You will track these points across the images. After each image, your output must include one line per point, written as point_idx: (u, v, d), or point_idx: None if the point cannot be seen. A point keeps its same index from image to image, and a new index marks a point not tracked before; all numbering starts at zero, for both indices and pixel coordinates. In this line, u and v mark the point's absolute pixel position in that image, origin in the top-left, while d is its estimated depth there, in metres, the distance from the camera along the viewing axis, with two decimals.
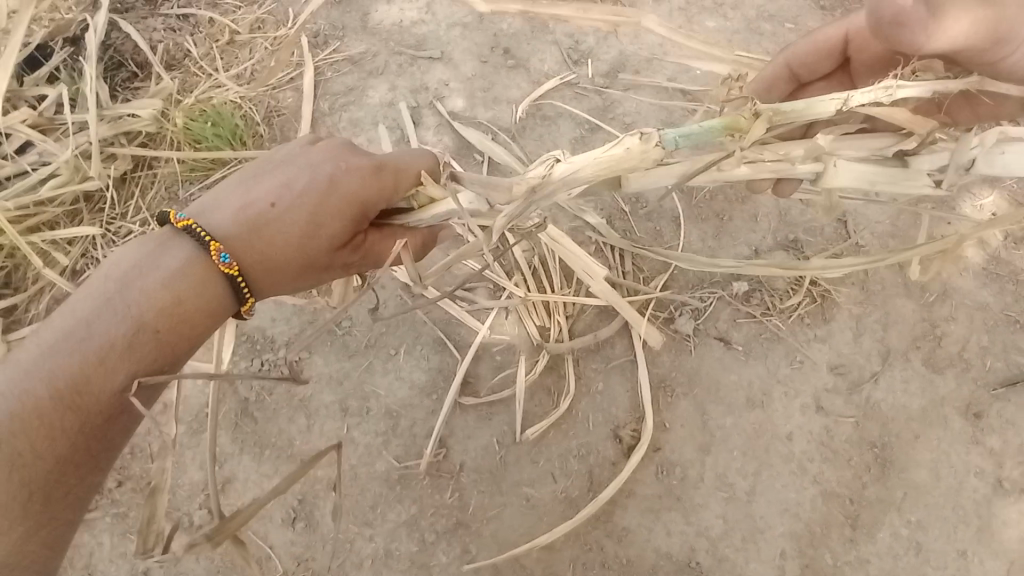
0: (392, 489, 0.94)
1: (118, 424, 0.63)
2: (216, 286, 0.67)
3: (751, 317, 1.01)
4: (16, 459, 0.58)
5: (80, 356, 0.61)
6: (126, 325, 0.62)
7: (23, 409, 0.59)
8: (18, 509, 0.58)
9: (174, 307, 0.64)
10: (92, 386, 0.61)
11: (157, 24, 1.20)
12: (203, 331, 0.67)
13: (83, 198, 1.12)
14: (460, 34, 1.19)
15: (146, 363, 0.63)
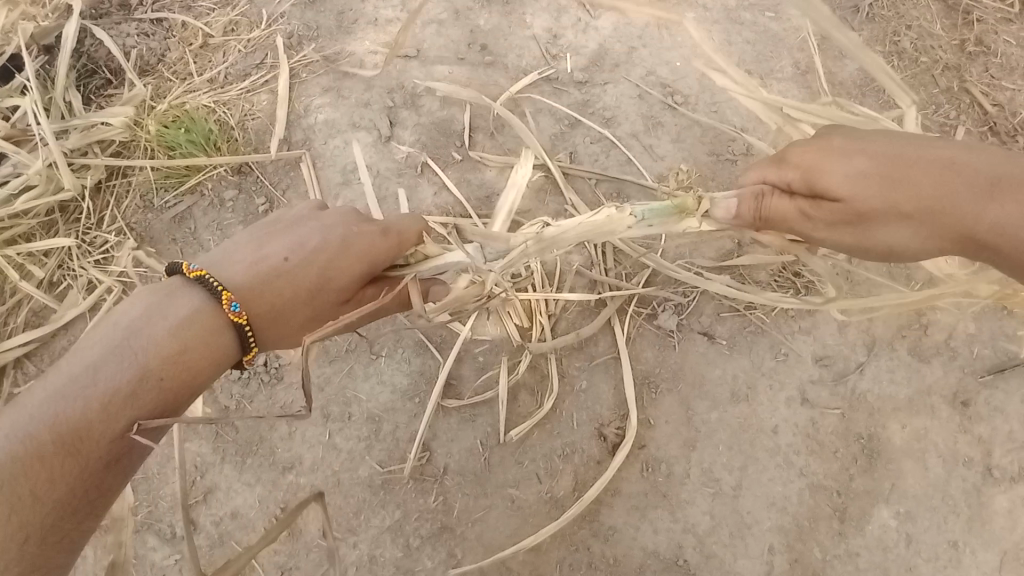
0: (376, 495, 0.94)
1: (120, 470, 0.63)
2: (223, 334, 0.68)
3: (734, 311, 1.00)
4: (15, 501, 0.57)
5: (87, 402, 0.60)
6: (133, 373, 0.62)
7: (27, 453, 0.58)
8: (14, 550, 0.57)
9: (181, 355, 0.64)
10: (97, 433, 0.60)
11: (131, 29, 1.18)
12: (207, 378, 0.67)
13: (58, 208, 1.10)
14: (437, 31, 1.18)
15: (152, 411, 0.63)
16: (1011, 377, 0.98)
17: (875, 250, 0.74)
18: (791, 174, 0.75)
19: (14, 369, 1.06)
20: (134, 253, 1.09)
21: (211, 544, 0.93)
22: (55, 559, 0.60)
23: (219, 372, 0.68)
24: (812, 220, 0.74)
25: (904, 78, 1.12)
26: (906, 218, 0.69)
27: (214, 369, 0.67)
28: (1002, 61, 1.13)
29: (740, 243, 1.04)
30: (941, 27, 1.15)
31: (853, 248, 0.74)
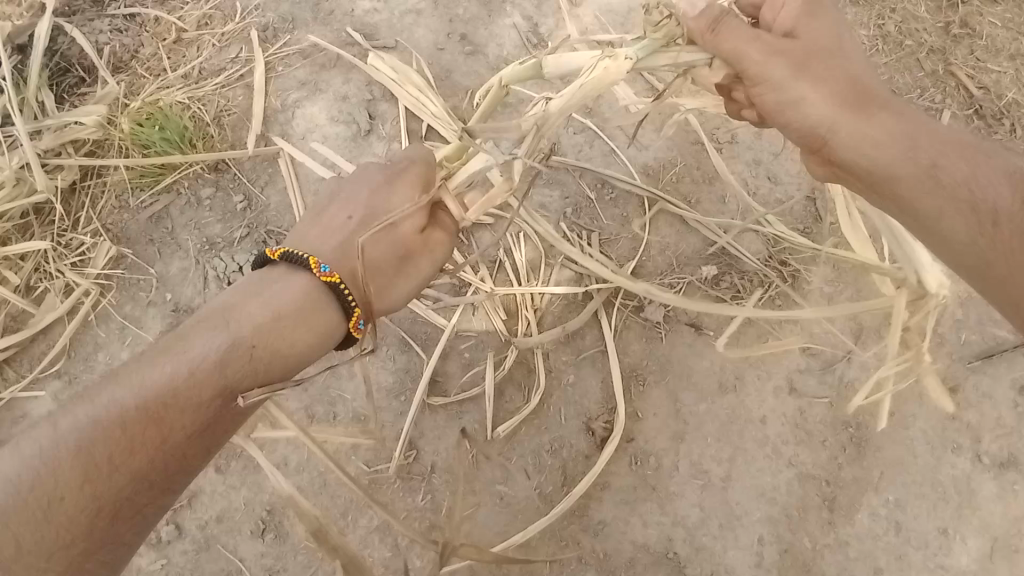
0: (363, 495, 0.93)
1: (202, 446, 0.64)
2: (320, 302, 0.71)
3: (721, 301, 1.02)
4: (91, 470, 0.59)
5: (177, 371, 0.64)
6: (225, 344, 0.67)
7: (113, 419, 0.61)
8: (84, 522, 0.58)
9: (271, 324, 0.68)
10: (181, 401, 0.63)
11: (103, 25, 1.15)
12: (305, 351, 0.70)
13: (33, 211, 1.07)
14: (415, 21, 1.15)
15: (241, 379, 0.66)
16: (998, 363, 0.98)
17: (801, 101, 0.73)
18: (780, 15, 0.77)
19: None
20: (110, 255, 1.06)
21: (197, 548, 0.92)
22: (123, 536, 0.61)
23: (317, 344, 0.70)
24: (771, 47, 0.74)
25: (890, 61, 1.11)
26: (842, 84, 0.73)
27: (312, 337, 0.70)
28: (987, 43, 1.12)
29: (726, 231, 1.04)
30: (926, 9, 1.13)
31: (785, 90, 0.73)
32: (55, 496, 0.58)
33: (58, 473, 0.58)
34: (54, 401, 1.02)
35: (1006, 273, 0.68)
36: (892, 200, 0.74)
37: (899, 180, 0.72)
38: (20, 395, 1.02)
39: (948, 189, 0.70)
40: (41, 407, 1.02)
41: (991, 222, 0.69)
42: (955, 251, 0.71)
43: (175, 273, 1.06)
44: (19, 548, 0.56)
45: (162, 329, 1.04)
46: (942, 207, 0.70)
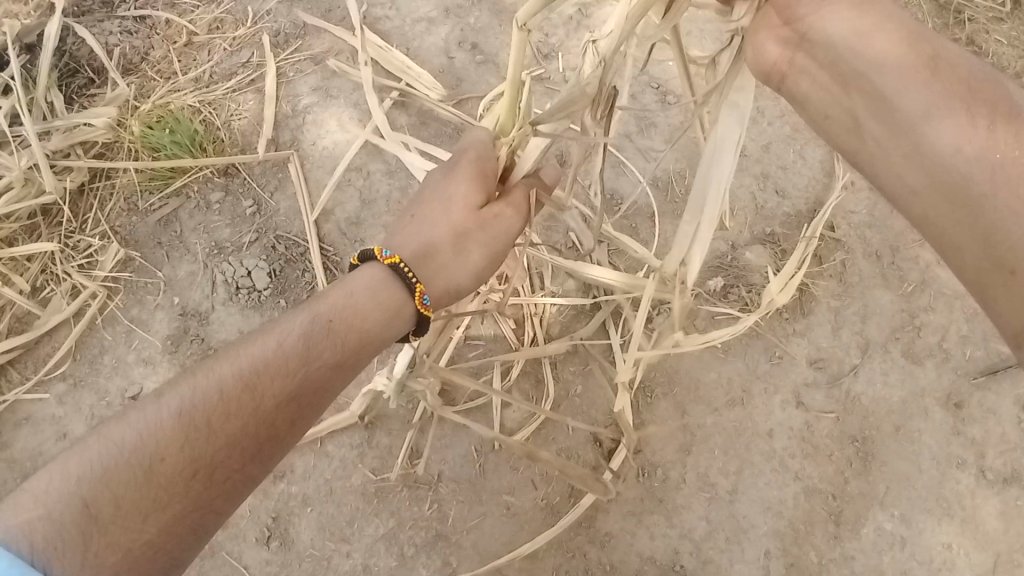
0: (369, 503, 0.92)
1: (287, 419, 0.66)
2: (389, 282, 0.75)
3: (730, 315, 1.02)
4: (191, 433, 0.61)
5: (267, 346, 0.67)
6: (309, 321, 0.69)
7: (210, 389, 0.63)
8: (182, 485, 0.59)
9: (348, 302, 0.72)
10: (270, 373, 0.65)
11: (113, 27, 1.15)
12: (381, 328, 0.73)
13: (40, 212, 1.07)
14: (427, 29, 1.16)
15: (325, 351, 0.68)
16: (1003, 379, 0.98)
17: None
18: None
19: None
20: (118, 258, 1.06)
21: (202, 554, 0.91)
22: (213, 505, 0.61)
23: (389, 323, 0.73)
24: None
25: None
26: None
27: (386, 315, 0.73)
28: (992, 62, 1.14)
29: (734, 243, 1.04)
30: (933, 26, 1.15)
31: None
32: (153, 459, 0.59)
33: (158, 437, 0.59)
34: (58, 404, 1.01)
35: (987, 189, 0.58)
36: (867, 92, 0.66)
37: (883, 68, 0.65)
38: (24, 396, 1.01)
39: (939, 87, 0.62)
40: (45, 409, 1.01)
41: (983, 125, 0.60)
42: (924, 162, 0.62)
43: (183, 277, 1.05)
44: (116, 510, 0.56)
45: (168, 332, 1.03)
46: (928, 104, 0.62)
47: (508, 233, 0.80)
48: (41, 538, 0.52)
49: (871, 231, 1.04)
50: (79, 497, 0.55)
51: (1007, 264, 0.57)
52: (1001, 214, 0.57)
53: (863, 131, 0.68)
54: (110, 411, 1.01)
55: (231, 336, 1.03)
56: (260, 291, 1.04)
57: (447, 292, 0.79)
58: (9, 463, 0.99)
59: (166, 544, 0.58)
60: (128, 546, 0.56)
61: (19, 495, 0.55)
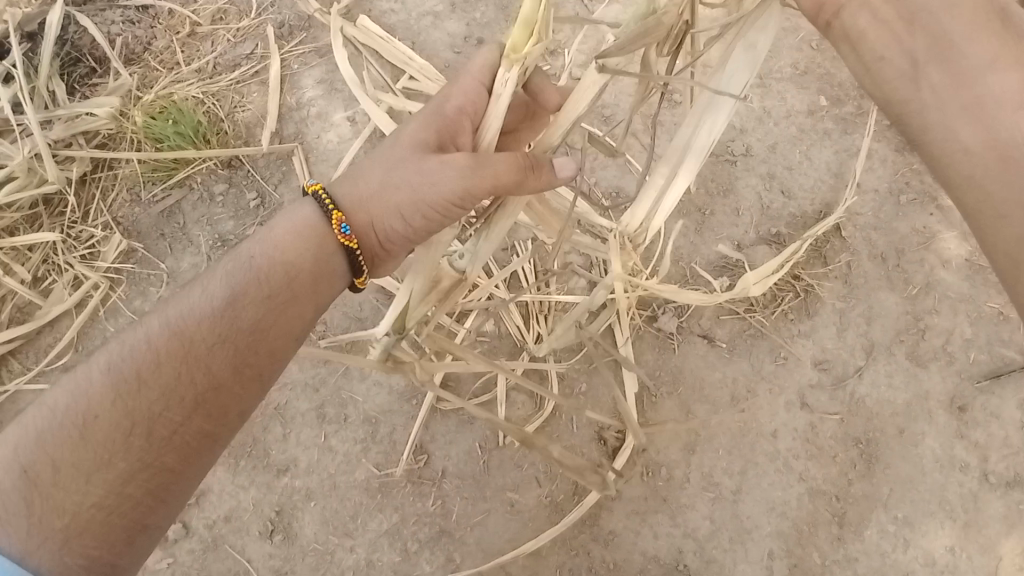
0: (373, 499, 0.92)
1: (225, 363, 0.64)
2: (307, 212, 0.70)
3: (735, 314, 1.00)
4: (121, 388, 0.61)
5: (194, 299, 0.67)
6: (232, 267, 0.68)
7: (137, 344, 0.64)
8: (121, 441, 0.60)
9: (267, 240, 0.69)
10: (199, 323, 0.65)
11: (116, 16, 1.14)
12: (308, 259, 0.68)
13: (41, 201, 1.06)
14: (433, 23, 1.15)
15: (248, 292, 0.66)
16: (1007, 383, 0.98)
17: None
18: None
19: None
20: (121, 249, 1.05)
21: (204, 548, 0.91)
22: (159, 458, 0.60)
23: (315, 252, 0.68)
24: None
25: None
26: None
27: (310, 246, 0.69)
28: None
29: (740, 244, 1.04)
30: None
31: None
32: (88, 417, 0.60)
33: (89, 397, 0.61)
34: None
35: None
36: (934, 38, 0.62)
37: (956, 10, 0.61)
38: (25, 388, 1.01)
39: (1004, 46, 0.60)
40: (46, 401, 1.00)
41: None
42: (988, 120, 0.59)
43: (186, 269, 1.05)
44: (55, 473, 0.58)
45: None
46: (991, 61, 0.60)
47: (449, 181, 0.66)
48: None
49: (876, 233, 1.04)
50: (18, 465, 0.58)
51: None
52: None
53: (921, 79, 0.63)
54: None
55: None
56: None
57: (372, 231, 0.70)
58: None
59: (117, 503, 0.59)
60: (77, 508, 0.58)
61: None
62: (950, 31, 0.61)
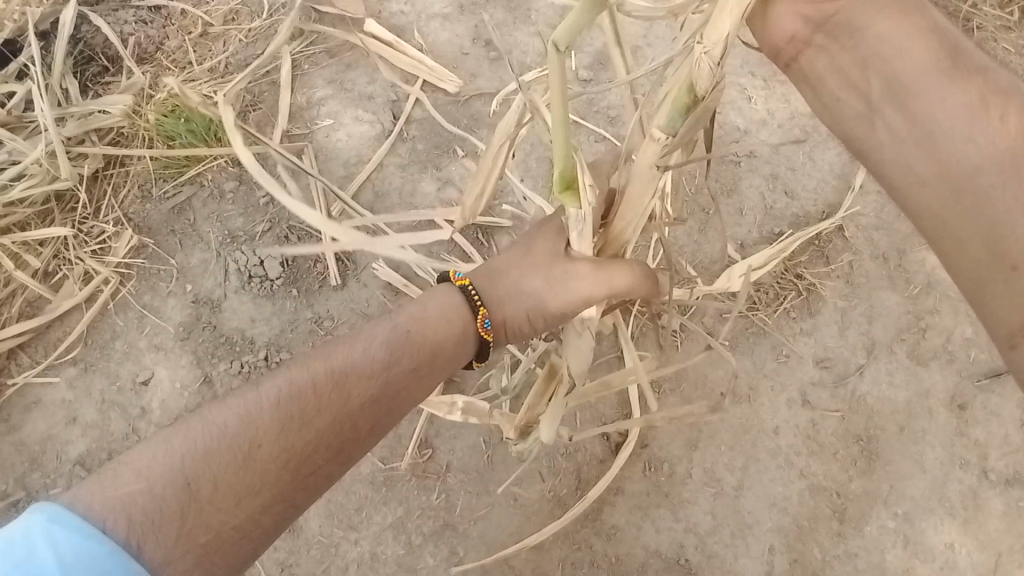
0: (378, 492, 0.93)
1: (369, 421, 0.64)
2: (455, 298, 0.74)
3: (737, 312, 1.01)
4: (286, 422, 0.59)
5: (354, 349, 0.66)
6: (391, 331, 0.68)
7: (303, 382, 0.62)
8: (274, 474, 0.57)
9: (421, 312, 0.71)
10: (357, 373, 0.64)
11: (129, 16, 1.15)
12: (453, 338, 0.72)
13: (54, 197, 1.07)
14: (441, 25, 1.17)
15: (404, 359, 0.67)
16: (1007, 382, 0.99)
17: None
18: None
19: (7, 360, 1.03)
20: (132, 244, 1.06)
21: None
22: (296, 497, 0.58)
23: (461, 336, 0.72)
24: None
25: None
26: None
27: (457, 330, 0.72)
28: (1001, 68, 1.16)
29: (743, 243, 1.06)
30: None
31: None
32: (251, 445, 0.57)
33: (258, 424, 0.58)
34: (68, 388, 1.02)
35: (997, 180, 0.60)
36: (888, 80, 0.68)
37: (911, 54, 0.66)
38: (33, 380, 1.02)
39: (954, 84, 0.64)
40: (54, 393, 1.02)
41: (995, 121, 0.61)
42: (935, 153, 0.64)
43: (196, 265, 1.06)
44: (214, 490, 0.54)
45: (180, 319, 1.04)
46: (940, 98, 0.64)
47: (582, 291, 0.70)
48: (137, 514, 0.51)
49: (878, 233, 1.05)
50: (179, 475, 0.54)
51: (1007, 259, 0.58)
52: (1009, 206, 0.59)
53: (877, 118, 0.69)
54: (120, 396, 1.01)
55: (243, 324, 1.04)
56: (273, 280, 1.05)
57: (506, 328, 0.75)
58: (18, 446, 0.99)
59: (253, 532, 0.56)
60: (217, 529, 0.54)
61: (119, 468, 0.54)
62: (902, 73, 0.67)
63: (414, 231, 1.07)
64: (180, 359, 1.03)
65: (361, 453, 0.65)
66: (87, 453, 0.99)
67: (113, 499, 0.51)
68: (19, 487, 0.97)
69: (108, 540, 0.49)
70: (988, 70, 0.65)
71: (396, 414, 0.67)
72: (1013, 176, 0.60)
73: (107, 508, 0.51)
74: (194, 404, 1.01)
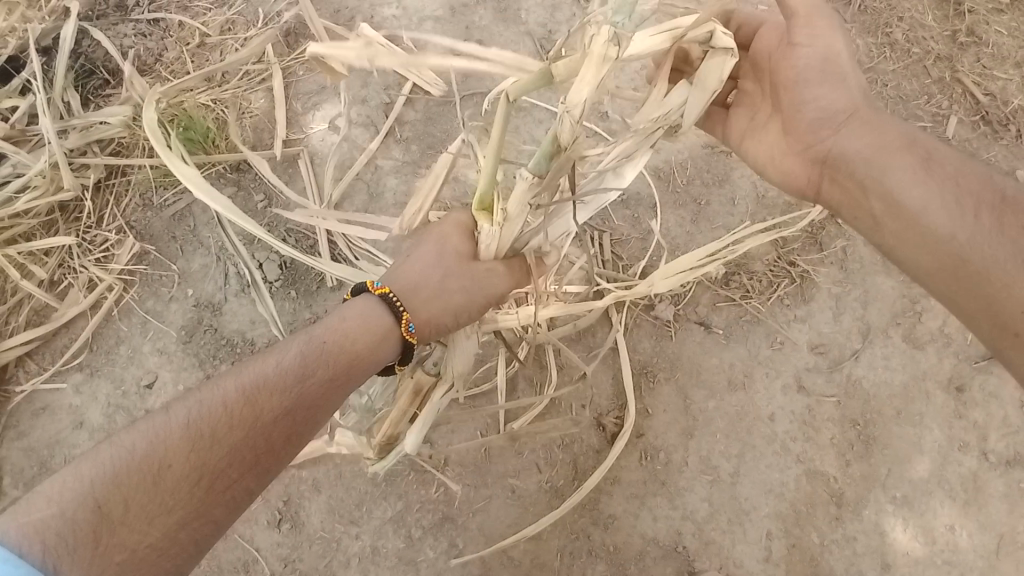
0: (377, 487, 0.94)
1: (284, 432, 0.64)
2: (375, 308, 0.73)
3: (731, 301, 1.01)
4: (195, 441, 0.60)
5: (267, 365, 0.66)
6: (304, 344, 0.69)
7: (213, 403, 0.63)
8: (186, 491, 0.58)
9: (337, 325, 0.71)
10: (269, 389, 0.65)
11: (128, 30, 1.18)
12: (372, 346, 0.71)
13: (58, 208, 1.10)
14: (432, 28, 1.18)
15: (319, 372, 0.67)
16: None
17: (829, 77, 0.73)
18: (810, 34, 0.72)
19: (16, 368, 1.05)
20: (134, 251, 1.09)
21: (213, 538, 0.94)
22: (212, 512, 0.59)
23: (381, 341, 0.72)
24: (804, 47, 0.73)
25: (897, 68, 1.15)
26: (862, 88, 0.75)
27: (374, 338, 0.71)
28: (994, 51, 1.16)
29: (735, 232, 1.06)
30: (934, 17, 1.17)
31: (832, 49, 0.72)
32: (161, 465, 0.58)
33: (167, 444, 0.59)
34: (75, 393, 1.04)
35: (987, 265, 0.64)
36: (883, 197, 0.70)
37: (894, 171, 0.70)
38: (41, 386, 1.04)
39: (938, 187, 0.68)
40: (62, 398, 1.04)
41: (973, 214, 0.66)
42: (932, 247, 0.67)
43: (196, 270, 1.08)
44: (126, 511, 0.55)
45: (182, 323, 1.06)
46: (928, 202, 0.68)
47: (500, 287, 0.78)
48: (52, 537, 0.52)
49: None
50: (90, 498, 0.54)
51: (1010, 327, 0.62)
52: (999, 286, 0.63)
53: (882, 227, 0.72)
54: (125, 399, 1.04)
55: (244, 326, 1.06)
56: (272, 282, 1.07)
57: (430, 326, 0.75)
58: (27, 450, 1.02)
59: (170, 550, 0.56)
60: (132, 548, 0.54)
61: (35, 497, 0.55)
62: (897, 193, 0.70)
63: None
64: (183, 361, 1.05)
65: (283, 464, 0.65)
66: None
67: (24, 526, 0.51)
68: (29, 490, 1.00)
69: (21, 562, 0.49)
70: (962, 174, 0.69)
71: (317, 423, 0.67)
72: (999, 258, 0.64)
73: (21, 532, 0.51)
74: None
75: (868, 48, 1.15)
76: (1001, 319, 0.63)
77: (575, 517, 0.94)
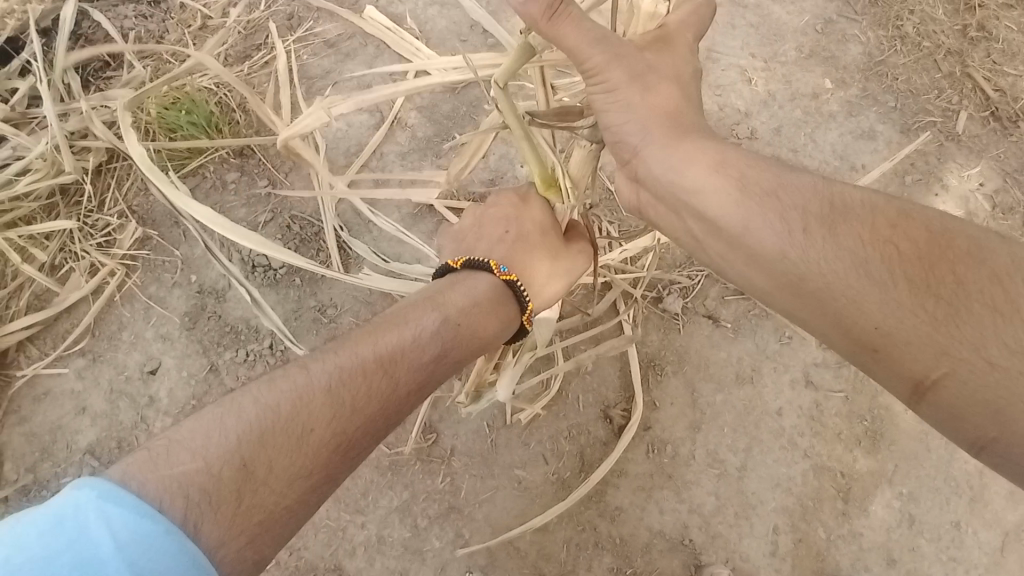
0: (383, 476, 0.93)
1: (411, 405, 0.63)
2: (503, 294, 0.77)
3: (739, 294, 1.00)
4: (337, 408, 0.57)
5: (405, 335, 0.66)
6: (442, 321, 0.69)
7: (354, 367, 0.60)
8: (326, 456, 0.55)
9: (472, 308, 0.72)
10: (406, 361, 0.64)
11: (128, 11, 1.15)
12: (493, 330, 0.74)
13: (59, 191, 1.08)
14: (439, 12, 1.16)
15: (451, 351, 0.68)
16: None
17: (630, 106, 0.67)
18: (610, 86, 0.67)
19: (16, 353, 1.03)
20: (137, 236, 1.07)
21: None
22: (341, 479, 0.56)
23: (505, 327, 0.75)
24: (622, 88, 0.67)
25: (908, 62, 1.14)
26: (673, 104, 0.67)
27: (500, 325, 0.74)
28: (1004, 46, 1.14)
29: None
30: (945, 11, 1.15)
31: (621, 89, 0.67)
32: (302, 429, 0.55)
33: (309, 408, 0.56)
34: (77, 378, 1.03)
35: (821, 280, 0.57)
36: (702, 217, 0.65)
37: (704, 195, 0.64)
38: (42, 372, 1.03)
39: (756, 199, 0.61)
40: (63, 384, 1.03)
41: (799, 227, 0.59)
42: (764, 264, 0.61)
43: (199, 256, 1.07)
44: (269, 472, 0.52)
45: (185, 310, 1.05)
46: (749, 221, 0.61)
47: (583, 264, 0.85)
48: (195, 494, 0.48)
49: None
50: (236, 455, 0.51)
51: (867, 343, 0.55)
52: (844, 300, 0.56)
53: (707, 247, 0.67)
54: (129, 386, 1.03)
55: (249, 313, 1.05)
56: (276, 270, 1.05)
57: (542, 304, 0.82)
58: (28, 436, 1.01)
59: (301, 513, 0.53)
60: (270, 509, 0.51)
61: (168, 447, 0.51)
62: (712, 214, 0.64)
63: (415, 219, 1.08)
64: (187, 347, 1.04)
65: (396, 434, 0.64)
66: (97, 442, 1.01)
67: (168, 479, 0.48)
68: (30, 476, 0.99)
69: (161, 518, 0.46)
70: (785, 185, 0.62)
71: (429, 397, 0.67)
72: (839, 269, 0.56)
73: (162, 486, 0.48)
74: (201, 392, 1.03)
75: (878, 41, 1.14)
76: (853, 335, 0.56)
77: (580, 509, 0.93)
